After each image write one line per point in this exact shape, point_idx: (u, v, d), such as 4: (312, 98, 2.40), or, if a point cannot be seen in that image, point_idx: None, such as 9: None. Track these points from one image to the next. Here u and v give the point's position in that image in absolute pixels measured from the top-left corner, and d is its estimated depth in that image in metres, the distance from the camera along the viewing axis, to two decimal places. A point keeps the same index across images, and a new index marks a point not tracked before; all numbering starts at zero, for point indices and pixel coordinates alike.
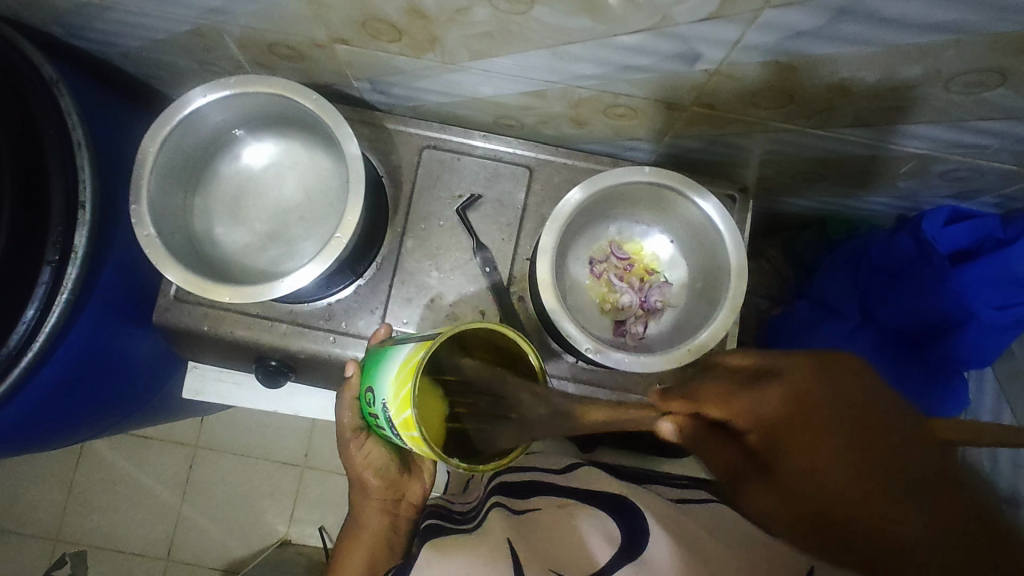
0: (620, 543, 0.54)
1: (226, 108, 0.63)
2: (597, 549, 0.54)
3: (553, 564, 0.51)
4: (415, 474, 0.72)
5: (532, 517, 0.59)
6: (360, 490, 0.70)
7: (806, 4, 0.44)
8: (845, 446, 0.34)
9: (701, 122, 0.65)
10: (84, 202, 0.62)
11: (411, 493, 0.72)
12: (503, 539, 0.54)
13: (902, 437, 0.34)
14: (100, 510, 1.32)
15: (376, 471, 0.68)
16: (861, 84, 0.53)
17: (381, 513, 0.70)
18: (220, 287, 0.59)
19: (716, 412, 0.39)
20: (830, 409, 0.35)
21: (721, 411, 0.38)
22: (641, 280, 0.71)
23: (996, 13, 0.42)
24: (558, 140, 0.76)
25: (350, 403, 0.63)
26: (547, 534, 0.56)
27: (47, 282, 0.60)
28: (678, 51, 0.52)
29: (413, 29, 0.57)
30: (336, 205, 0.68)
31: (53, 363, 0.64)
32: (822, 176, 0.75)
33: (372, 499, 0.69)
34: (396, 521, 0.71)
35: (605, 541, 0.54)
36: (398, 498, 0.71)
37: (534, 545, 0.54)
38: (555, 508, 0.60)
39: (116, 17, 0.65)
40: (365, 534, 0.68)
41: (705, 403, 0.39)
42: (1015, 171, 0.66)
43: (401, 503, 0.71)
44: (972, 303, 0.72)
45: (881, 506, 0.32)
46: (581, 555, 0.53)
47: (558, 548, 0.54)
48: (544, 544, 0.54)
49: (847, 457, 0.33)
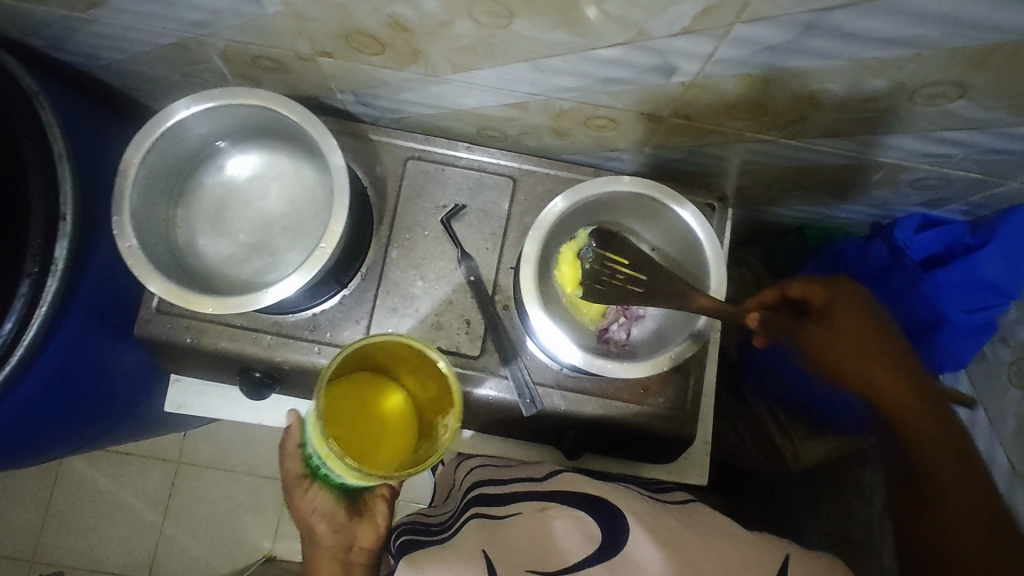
0: (598, 543, 0.54)
1: (211, 119, 0.63)
2: (576, 548, 0.54)
3: (528, 566, 0.53)
4: (365, 516, 0.69)
5: (512, 521, 0.58)
6: (310, 544, 0.66)
7: (775, 20, 0.45)
8: (868, 343, 0.53)
9: (680, 132, 0.67)
10: (65, 214, 0.61)
11: (363, 537, 0.68)
12: (480, 552, 0.55)
13: (896, 358, 0.53)
14: (78, 530, 1.28)
15: (324, 518, 0.66)
16: (830, 96, 0.55)
17: (333, 562, 0.64)
18: (203, 298, 0.59)
19: (853, 308, 0.54)
20: (844, 313, 0.54)
21: (864, 311, 0.54)
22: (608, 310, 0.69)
23: (954, 28, 0.44)
24: (541, 151, 0.78)
25: (293, 453, 0.69)
26: (526, 538, 0.56)
27: (27, 293, 0.59)
28: (654, 64, 0.54)
29: (396, 42, 0.58)
30: (321, 215, 0.68)
31: (31, 378, 0.63)
32: (799, 186, 0.78)
33: (322, 550, 0.65)
34: (350, 569, 0.65)
35: (582, 541, 0.55)
36: (348, 545, 0.66)
37: (510, 549, 0.54)
38: (534, 510, 0.59)
39: (99, 30, 0.65)
40: None
41: (855, 306, 0.54)
42: (980, 179, 0.68)
43: (353, 550, 0.66)
44: (944, 307, 0.74)
45: (853, 363, 0.53)
46: (559, 555, 0.54)
47: (534, 549, 0.54)
48: (520, 545, 0.55)
49: (866, 345, 0.53)
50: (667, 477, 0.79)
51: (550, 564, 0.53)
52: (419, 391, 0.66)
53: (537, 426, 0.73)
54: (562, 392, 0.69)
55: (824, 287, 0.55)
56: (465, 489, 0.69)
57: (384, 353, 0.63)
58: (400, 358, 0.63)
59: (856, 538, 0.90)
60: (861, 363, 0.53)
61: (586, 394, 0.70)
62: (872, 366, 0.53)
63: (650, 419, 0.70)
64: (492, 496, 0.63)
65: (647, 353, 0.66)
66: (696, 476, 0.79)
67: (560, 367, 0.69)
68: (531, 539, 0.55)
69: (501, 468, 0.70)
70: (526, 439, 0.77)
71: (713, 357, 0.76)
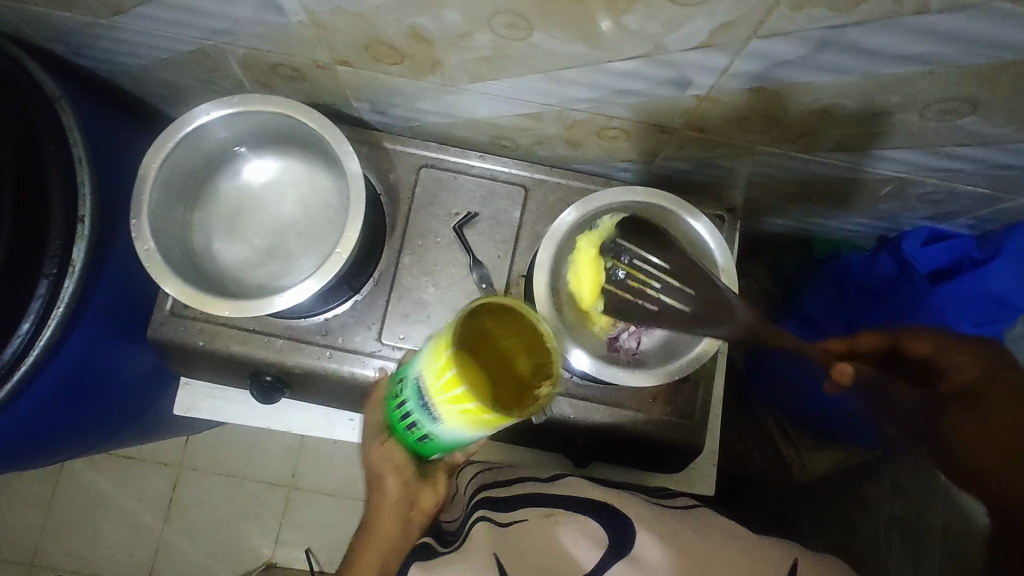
0: (607, 545, 0.54)
1: (231, 125, 0.64)
2: (585, 554, 0.54)
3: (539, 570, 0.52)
4: (429, 479, 0.61)
5: (518, 526, 0.58)
6: (375, 491, 0.61)
7: (791, 36, 0.46)
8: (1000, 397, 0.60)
9: (692, 144, 0.68)
10: (84, 216, 0.61)
11: (425, 500, 0.61)
12: (492, 554, 0.55)
13: (993, 403, 0.60)
14: (78, 533, 1.28)
15: (393, 472, 0.60)
16: (842, 111, 0.56)
17: (394, 518, 0.60)
18: (219, 301, 0.60)
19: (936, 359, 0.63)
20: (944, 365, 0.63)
21: (946, 364, 0.63)
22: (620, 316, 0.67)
23: (966, 46, 0.45)
24: (553, 161, 0.78)
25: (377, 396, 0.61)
26: (534, 542, 0.55)
27: (44, 295, 0.59)
28: (669, 77, 0.55)
29: (415, 53, 0.59)
30: (336, 221, 0.68)
31: (45, 378, 0.63)
32: (807, 198, 0.78)
33: (384, 503, 0.60)
34: (408, 528, 0.61)
35: (592, 546, 0.54)
36: (410, 504, 0.61)
37: (521, 554, 0.54)
38: (541, 516, 0.58)
39: (121, 36, 0.67)
40: (376, 538, 0.60)
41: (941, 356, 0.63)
42: (987, 194, 0.69)
43: (413, 508, 0.61)
44: (951, 320, 0.74)
45: (959, 412, 0.61)
46: (570, 560, 0.54)
47: (545, 553, 0.54)
48: (530, 550, 0.54)
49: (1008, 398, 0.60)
50: (675, 486, 0.79)
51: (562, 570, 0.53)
52: (499, 368, 0.47)
53: (548, 433, 0.73)
54: (572, 401, 0.70)
55: (901, 337, 0.64)
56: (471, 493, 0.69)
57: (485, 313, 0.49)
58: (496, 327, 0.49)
59: (862, 549, 0.91)
60: (976, 419, 0.60)
61: (595, 402, 0.70)
62: (982, 420, 0.60)
63: (658, 428, 0.71)
64: (498, 500, 0.62)
65: (658, 364, 0.65)
66: (703, 486, 0.79)
67: (571, 375, 0.69)
68: (542, 543, 0.55)
69: (510, 473, 0.69)
70: (534, 447, 0.77)
71: (722, 367, 0.76)
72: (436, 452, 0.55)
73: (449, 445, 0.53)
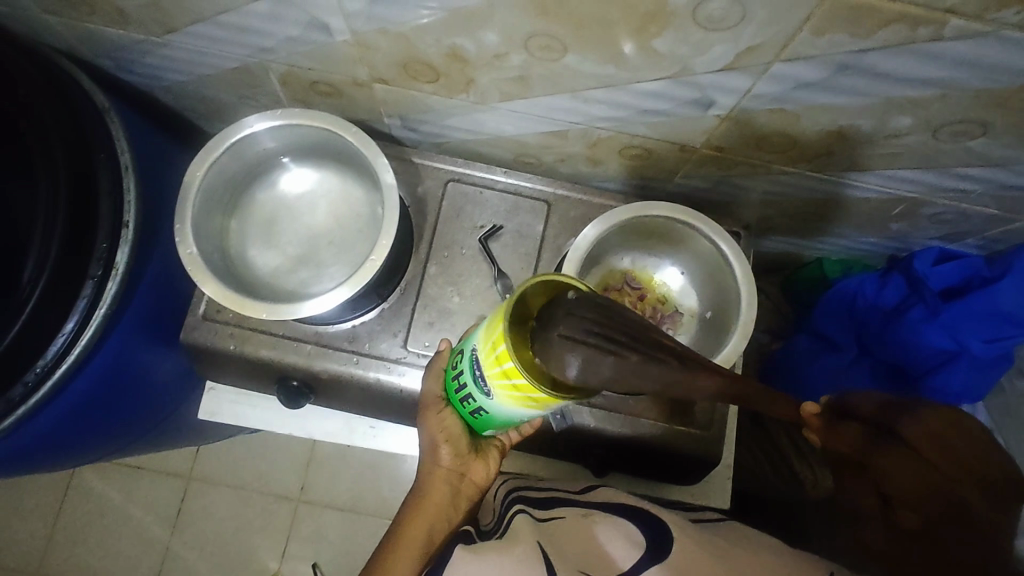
0: (647, 547, 0.55)
1: (275, 136, 0.67)
2: (624, 553, 0.54)
3: (581, 566, 0.52)
4: (481, 453, 0.62)
5: (559, 524, 0.59)
6: (428, 460, 0.61)
7: (811, 59, 0.49)
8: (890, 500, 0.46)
9: (710, 163, 0.71)
10: (128, 221, 0.64)
11: (475, 472, 0.62)
12: (535, 541, 0.54)
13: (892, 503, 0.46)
14: (83, 544, 1.27)
15: (447, 441, 0.60)
16: (857, 132, 0.59)
17: (443, 488, 0.61)
18: (252, 303, 0.62)
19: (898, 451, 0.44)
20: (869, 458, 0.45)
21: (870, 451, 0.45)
22: (653, 310, 0.74)
23: (978, 71, 0.48)
24: (574, 178, 0.81)
25: (437, 371, 0.63)
26: (576, 540, 0.56)
27: (89, 295, 0.62)
28: (693, 97, 0.58)
29: (451, 72, 0.62)
30: (366, 231, 0.71)
31: (84, 376, 0.65)
32: (819, 218, 0.81)
33: (437, 472, 0.61)
34: (456, 500, 0.61)
35: (631, 547, 0.55)
36: (461, 475, 0.61)
37: (563, 548, 0.54)
38: (580, 516, 0.61)
39: (169, 53, 0.70)
40: (425, 505, 0.60)
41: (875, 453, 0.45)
42: (996, 215, 0.71)
43: (463, 480, 0.62)
44: (961, 337, 0.77)
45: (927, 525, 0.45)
46: (610, 559, 0.54)
47: (584, 552, 0.54)
48: (570, 547, 0.55)
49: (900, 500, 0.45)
50: (690, 499, 0.79)
51: (600, 566, 0.53)
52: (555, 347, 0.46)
53: (568, 442, 0.75)
54: (592, 410, 0.71)
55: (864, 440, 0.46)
56: (498, 499, 0.70)
57: (534, 286, 0.46)
58: (546, 301, 0.45)
59: None
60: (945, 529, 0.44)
61: (615, 413, 0.71)
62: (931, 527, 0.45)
63: (677, 440, 0.72)
64: (534, 500, 0.65)
65: None
66: (720, 500, 0.80)
67: None
68: (582, 542, 0.56)
69: (536, 483, 0.71)
70: (553, 456, 0.80)
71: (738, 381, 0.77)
72: (489, 429, 0.56)
73: (503, 422, 0.53)
